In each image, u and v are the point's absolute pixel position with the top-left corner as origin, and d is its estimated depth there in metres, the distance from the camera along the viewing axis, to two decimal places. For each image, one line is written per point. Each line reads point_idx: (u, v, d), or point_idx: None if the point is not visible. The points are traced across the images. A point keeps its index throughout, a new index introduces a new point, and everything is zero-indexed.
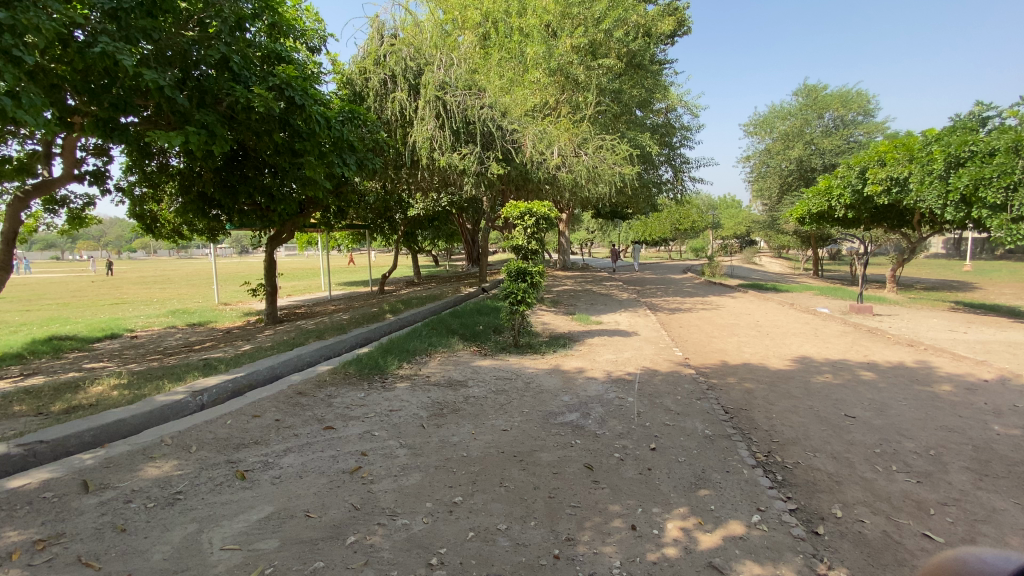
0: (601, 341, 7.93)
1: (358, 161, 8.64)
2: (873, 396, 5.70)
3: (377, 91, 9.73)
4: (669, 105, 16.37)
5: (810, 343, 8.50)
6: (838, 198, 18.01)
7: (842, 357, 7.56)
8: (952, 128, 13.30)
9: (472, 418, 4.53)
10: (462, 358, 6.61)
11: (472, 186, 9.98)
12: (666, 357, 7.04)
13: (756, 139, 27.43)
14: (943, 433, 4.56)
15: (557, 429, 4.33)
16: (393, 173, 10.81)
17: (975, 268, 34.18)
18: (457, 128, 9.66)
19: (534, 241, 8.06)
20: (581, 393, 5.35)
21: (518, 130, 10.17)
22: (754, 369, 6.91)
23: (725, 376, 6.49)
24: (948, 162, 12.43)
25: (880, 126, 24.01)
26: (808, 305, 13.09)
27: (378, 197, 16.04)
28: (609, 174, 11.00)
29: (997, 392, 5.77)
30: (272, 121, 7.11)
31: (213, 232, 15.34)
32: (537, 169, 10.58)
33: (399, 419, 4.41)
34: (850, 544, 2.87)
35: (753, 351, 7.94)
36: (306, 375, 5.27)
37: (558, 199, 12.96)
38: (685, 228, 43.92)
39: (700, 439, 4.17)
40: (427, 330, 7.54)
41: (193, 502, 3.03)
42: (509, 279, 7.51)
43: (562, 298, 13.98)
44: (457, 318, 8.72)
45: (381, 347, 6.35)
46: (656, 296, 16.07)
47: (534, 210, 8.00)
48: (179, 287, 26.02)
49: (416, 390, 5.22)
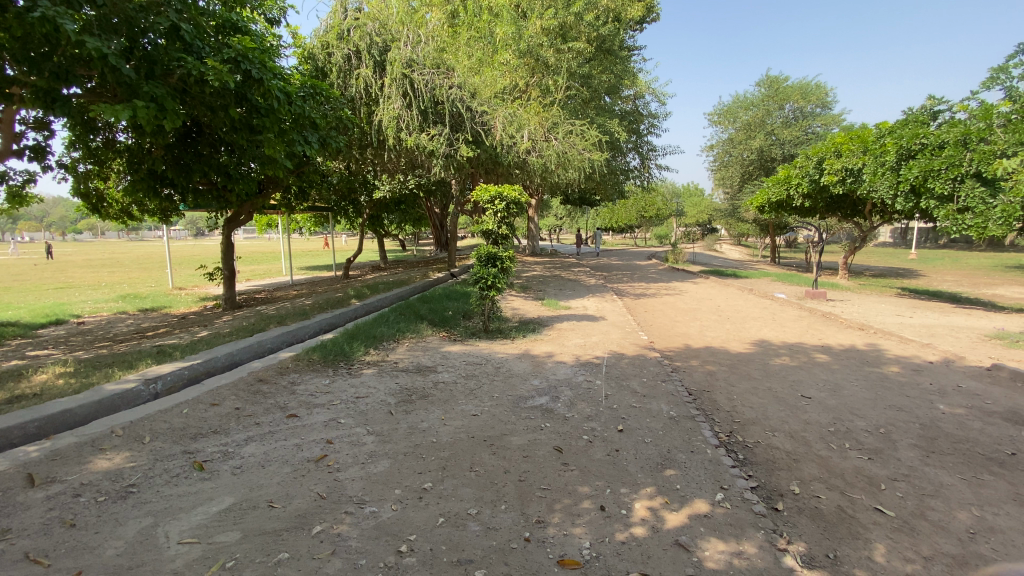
0: (570, 326, 7.98)
1: (320, 139, 8.33)
2: (828, 377, 5.96)
3: (341, 67, 9.37)
4: (637, 92, 16.46)
5: (769, 327, 8.82)
6: (796, 187, 18.62)
7: (799, 340, 7.88)
8: (905, 121, 13.94)
9: (441, 403, 4.48)
10: (430, 344, 6.53)
11: (440, 168, 9.79)
12: (632, 341, 7.15)
13: (720, 128, 27.99)
14: (892, 411, 4.82)
15: (526, 413, 4.34)
16: (358, 153, 10.49)
17: (918, 256, 36.19)
18: (424, 108, 9.43)
19: (504, 226, 7.93)
20: (550, 377, 5.37)
21: (488, 112, 10.01)
22: (716, 352, 7.10)
23: (689, 359, 6.66)
24: (900, 154, 13.06)
25: (837, 118, 24.91)
26: (766, 290, 13.55)
27: (341, 178, 15.55)
28: (579, 159, 11.01)
29: (940, 373, 6.13)
30: (228, 95, 6.76)
31: (165, 213, 14.58)
32: (506, 152, 10.47)
33: (366, 406, 4.32)
34: (808, 518, 3.00)
35: (715, 334, 8.17)
36: (268, 362, 5.09)
37: (527, 184, 12.88)
38: (650, 215, 44.64)
39: (666, 420, 4.26)
40: (394, 316, 7.40)
41: (148, 495, 2.88)
42: (479, 264, 7.45)
43: (531, 283, 14.00)
44: (426, 303, 8.61)
45: (346, 333, 6.19)
46: (622, 282, 16.30)
47: (505, 194, 7.88)
48: (128, 271, 24.72)
49: (383, 376, 5.13)
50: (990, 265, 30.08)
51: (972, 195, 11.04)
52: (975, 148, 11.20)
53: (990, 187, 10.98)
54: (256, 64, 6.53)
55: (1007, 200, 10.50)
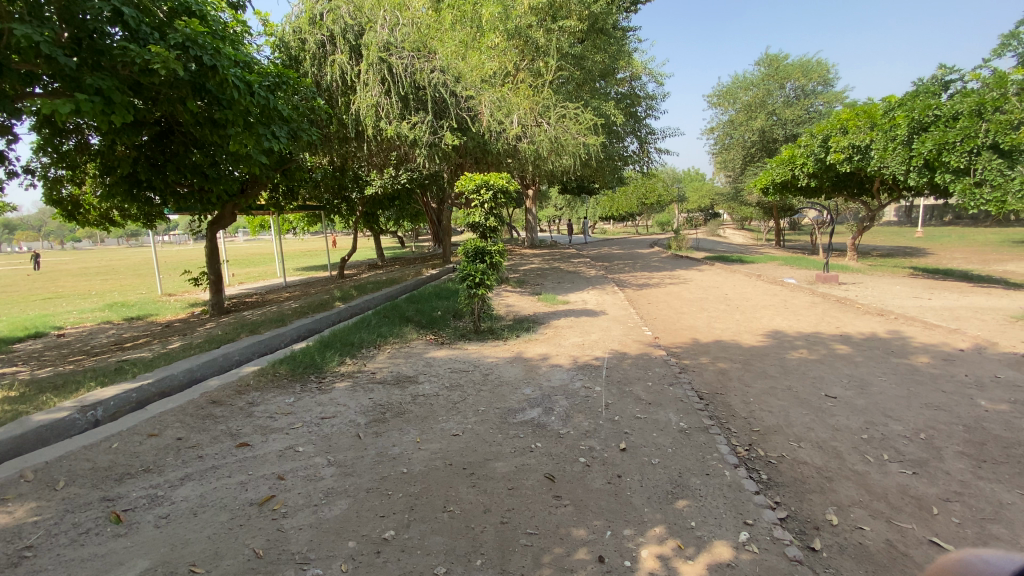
0: (567, 323, 7.40)
1: (291, 132, 7.72)
2: (852, 372, 5.38)
3: (315, 54, 8.75)
4: (634, 73, 15.76)
5: (781, 315, 8.21)
6: (801, 166, 17.90)
7: (814, 329, 7.29)
8: (916, 92, 13.21)
9: (418, 422, 3.93)
10: (414, 349, 5.97)
11: (424, 157, 9.19)
12: (635, 338, 6.57)
13: (720, 110, 27.20)
14: (930, 412, 4.25)
15: (515, 430, 3.78)
16: (338, 147, 9.89)
17: (925, 234, 35.39)
18: (404, 94, 8.81)
19: (493, 218, 7.30)
20: (544, 383, 4.81)
21: (474, 97, 9.37)
22: (726, 346, 6.52)
23: (697, 355, 6.08)
24: (911, 128, 12.27)
25: (839, 95, 24.10)
26: (775, 276, 12.92)
27: (328, 174, 14.92)
28: (573, 144, 10.38)
29: (975, 362, 5.54)
30: (182, 84, 6.18)
31: (149, 218, 14.05)
32: (495, 139, 9.89)
33: (331, 429, 3.77)
34: (854, 561, 2.45)
35: (724, 326, 7.58)
36: (226, 379, 4.55)
37: (521, 173, 12.26)
38: (651, 202, 43.95)
39: (675, 433, 3.70)
40: (376, 318, 6.85)
41: (44, 561, 2.36)
42: (466, 260, 6.88)
43: (528, 277, 13.43)
44: (413, 303, 8.05)
45: (320, 342, 5.64)
46: (624, 272, 15.68)
47: (491, 181, 7.17)
48: (121, 278, 24.28)
49: (357, 390, 4.57)
50: (999, 240, 29.33)
51: (989, 167, 10.35)
52: (991, 118, 10.41)
53: (1009, 158, 10.26)
54: (209, 49, 5.90)
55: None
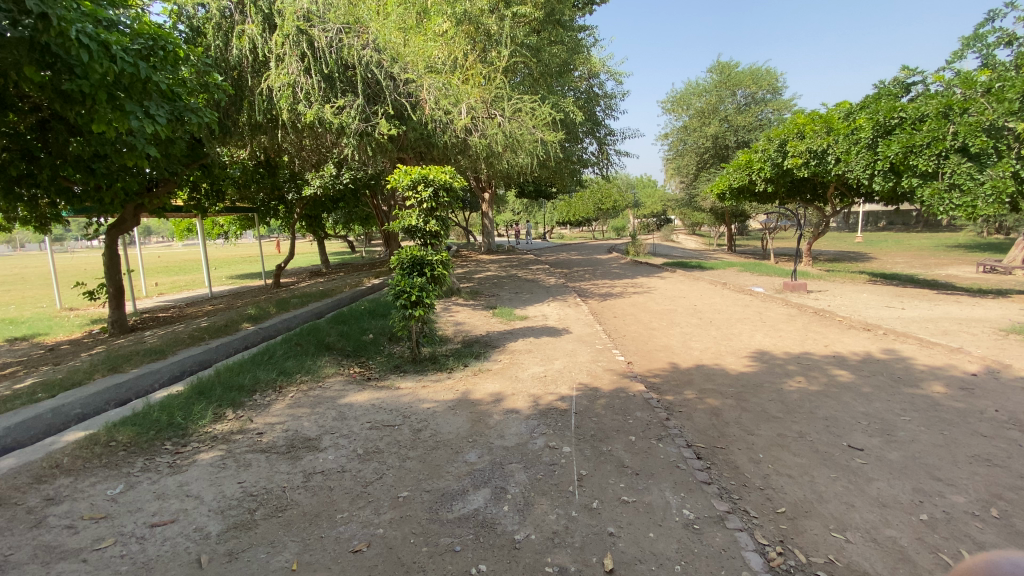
0: (524, 347, 6.18)
1: (173, 112, 5.94)
2: (866, 408, 4.47)
3: (219, 23, 7.19)
4: (592, 70, 14.80)
5: (761, 331, 7.33)
6: (758, 171, 17.49)
7: (803, 348, 6.43)
8: (877, 96, 13.04)
9: (303, 528, 2.62)
10: (327, 391, 4.62)
11: (354, 149, 7.77)
12: (605, 366, 5.43)
13: (673, 115, 26.94)
14: (984, 471, 3.34)
15: (449, 537, 2.54)
16: (251, 136, 8.29)
17: (864, 239, 36.75)
18: (329, 73, 7.39)
19: (436, 221, 5.86)
20: (493, 443, 3.58)
21: (414, 80, 8.10)
22: (712, 374, 5.49)
23: (680, 387, 5.01)
24: (876, 131, 11.96)
25: (788, 103, 24.29)
26: (741, 284, 12.22)
27: (253, 170, 13.10)
28: (529, 140, 9.24)
29: (996, 392, 4.76)
30: (15, 41, 4.67)
31: (41, 222, 11.83)
32: (441, 132, 8.61)
33: (158, 553, 2.40)
34: None
35: (703, 346, 6.57)
36: (25, 461, 3.10)
37: (472, 172, 10.99)
38: (607, 207, 43.72)
39: (680, 533, 2.56)
40: (283, 346, 5.49)
41: None
42: (400, 273, 5.52)
43: (482, 287, 12.18)
44: (338, 325, 6.67)
45: (193, 389, 4.23)
46: (584, 280, 14.67)
47: (431, 176, 5.78)
48: (18, 289, 21.16)
49: (226, 470, 3.20)
50: (932, 245, 30.63)
51: (959, 171, 10.14)
52: (959, 120, 10.32)
53: (977, 162, 10.16)
54: None
55: (996, 175, 9.79)
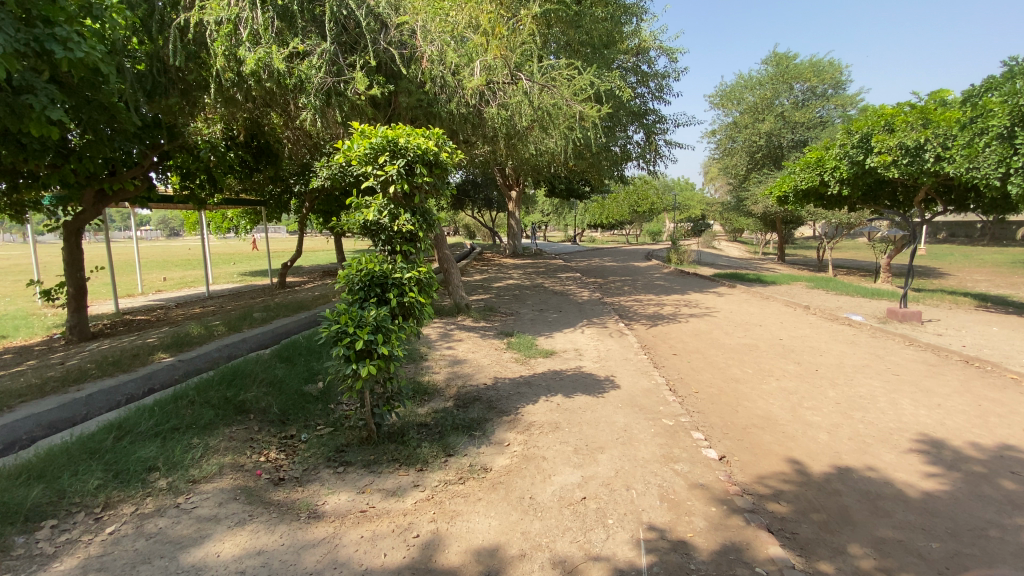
0: (550, 417, 3.96)
1: (27, 42, 3.93)
2: None
3: None
4: (639, 45, 12.23)
5: (904, 394, 4.90)
6: (831, 171, 14.53)
7: (997, 435, 4.01)
8: (1011, 74, 10.40)
9: None
10: (182, 522, 2.51)
11: (318, 114, 5.71)
12: (688, 472, 3.14)
13: (722, 111, 24.03)
14: None
15: None
16: (198, 95, 6.22)
17: (927, 252, 32.94)
18: (287, 8, 5.43)
19: (408, 214, 3.70)
20: None
21: (409, 25, 6.16)
22: (875, 493, 3.14)
23: (836, 535, 2.68)
24: (1015, 115, 9.23)
25: (855, 98, 21.22)
26: (828, 307, 9.67)
27: (244, 156, 11.35)
28: (563, 116, 6.89)
29: None
30: None
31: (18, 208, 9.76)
32: (446, 99, 6.58)
33: None
34: None
35: (829, 423, 4.19)
36: None
37: (491, 157, 8.82)
38: (642, 210, 40.75)
39: None
40: (162, 409, 3.47)
41: None
42: (347, 296, 3.37)
43: (500, 300, 9.98)
44: (277, 364, 4.61)
45: None
46: (623, 294, 12.28)
47: (398, 143, 3.60)
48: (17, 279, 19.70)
49: None
50: (1012, 261, 26.84)
51: None
52: None
53: None
54: None
55: None
